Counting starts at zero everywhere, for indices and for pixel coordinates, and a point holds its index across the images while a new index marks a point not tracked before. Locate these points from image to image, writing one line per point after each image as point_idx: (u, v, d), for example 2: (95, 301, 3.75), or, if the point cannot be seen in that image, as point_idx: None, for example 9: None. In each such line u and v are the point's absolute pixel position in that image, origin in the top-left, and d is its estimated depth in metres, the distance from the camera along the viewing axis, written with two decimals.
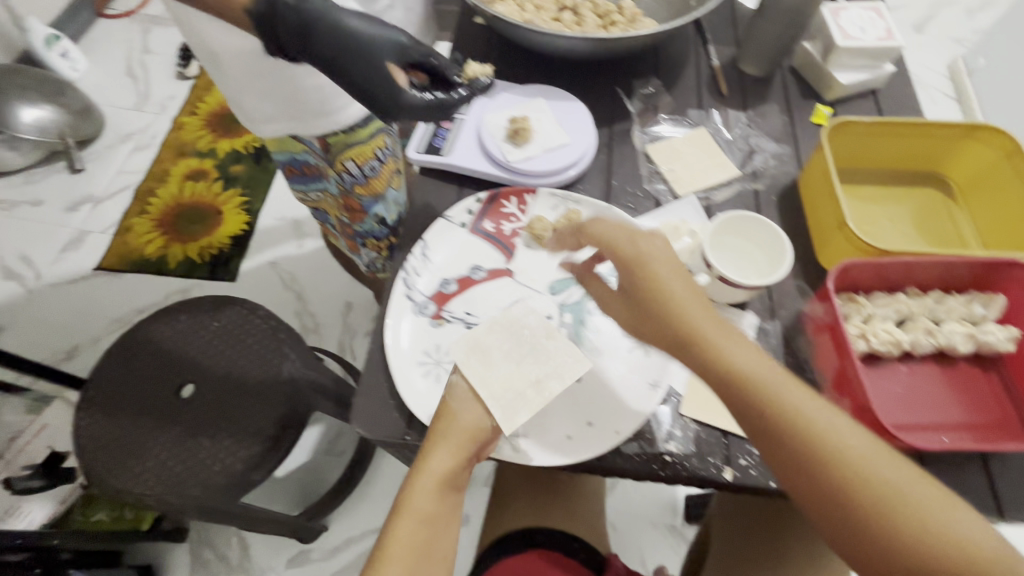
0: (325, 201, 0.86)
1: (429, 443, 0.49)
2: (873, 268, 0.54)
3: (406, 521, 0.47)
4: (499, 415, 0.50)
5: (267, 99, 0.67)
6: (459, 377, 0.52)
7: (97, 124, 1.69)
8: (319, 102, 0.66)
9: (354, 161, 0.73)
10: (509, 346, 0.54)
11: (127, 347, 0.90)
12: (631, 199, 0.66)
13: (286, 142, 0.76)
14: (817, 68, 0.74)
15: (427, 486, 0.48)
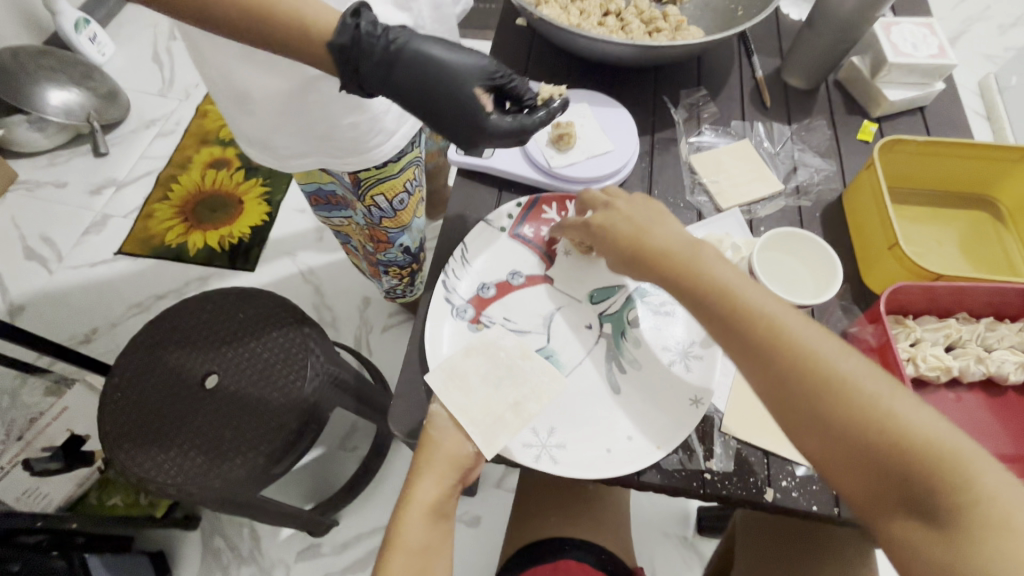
0: (350, 226, 0.92)
1: (415, 472, 0.48)
2: (923, 292, 0.53)
3: (395, 558, 0.45)
4: (479, 440, 0.48)
5: (300, 140, 0.72)
6: (438, 405, 0.50)
7: (123, 109, 1.69)
8: (354, 139, 0.70)
9: (384, 196, 0.81)
10: (490, 366, 0.51)
11: (154, 336, 0.90)
12: (672, 209, 0.65)
13: (314, 175, 0.81)
14: (865, 83, 0.72)
15: (417, 520, 0.46)
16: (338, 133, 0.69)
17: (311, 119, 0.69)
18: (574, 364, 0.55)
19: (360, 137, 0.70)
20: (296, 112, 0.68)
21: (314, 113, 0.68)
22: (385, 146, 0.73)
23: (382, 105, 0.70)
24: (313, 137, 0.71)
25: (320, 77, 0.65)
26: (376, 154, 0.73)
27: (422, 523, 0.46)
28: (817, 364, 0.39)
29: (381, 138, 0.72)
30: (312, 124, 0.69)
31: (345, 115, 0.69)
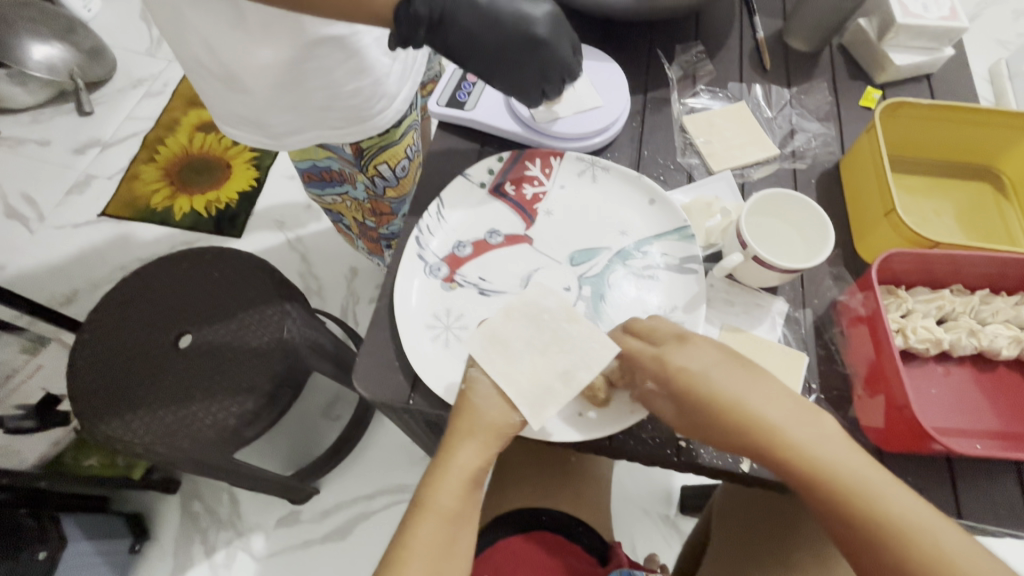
0: (344, 203, 0.85)
1: (456, 436, 0.45)
2: (919, 260, 0.51)
3: (425, 522, 0.42)
4: (526, 411, 0.46)
5: (299, 113, 0.65)
6: (480, 372, 0.47)
7: (109, 67, 1.64)
8: (357, 107, 0.65)
9: (388, 165, 0.75)
10: (535, 336, 0.47)
11: (127, 292, 0.87)
12: (661, 171, 0.63)
13: (308, 151, 0.74)
14: (871, 46, 0.69)
15: (452, 483, 0.44)
16: (342, 102, 0.64)
17: (312, 89, 0.62)
18: None
19: (363, 104, 0.65)
20: (295, 83, 0.62)
21: (315, 81, 0.62)
22: (387, 112, 0.68)
23: (383, 67, 0.64)
24: (314, 108, 0.64)
25: (321, 41, 0.58)
26: (379, 122, 0.68)
27: (457, 487, 0.44)
28: (872, 512, 0.37)
29: (384, 104, 0.67)
30: (312, 95, 0.63)
31: (347, 82, 0.63)
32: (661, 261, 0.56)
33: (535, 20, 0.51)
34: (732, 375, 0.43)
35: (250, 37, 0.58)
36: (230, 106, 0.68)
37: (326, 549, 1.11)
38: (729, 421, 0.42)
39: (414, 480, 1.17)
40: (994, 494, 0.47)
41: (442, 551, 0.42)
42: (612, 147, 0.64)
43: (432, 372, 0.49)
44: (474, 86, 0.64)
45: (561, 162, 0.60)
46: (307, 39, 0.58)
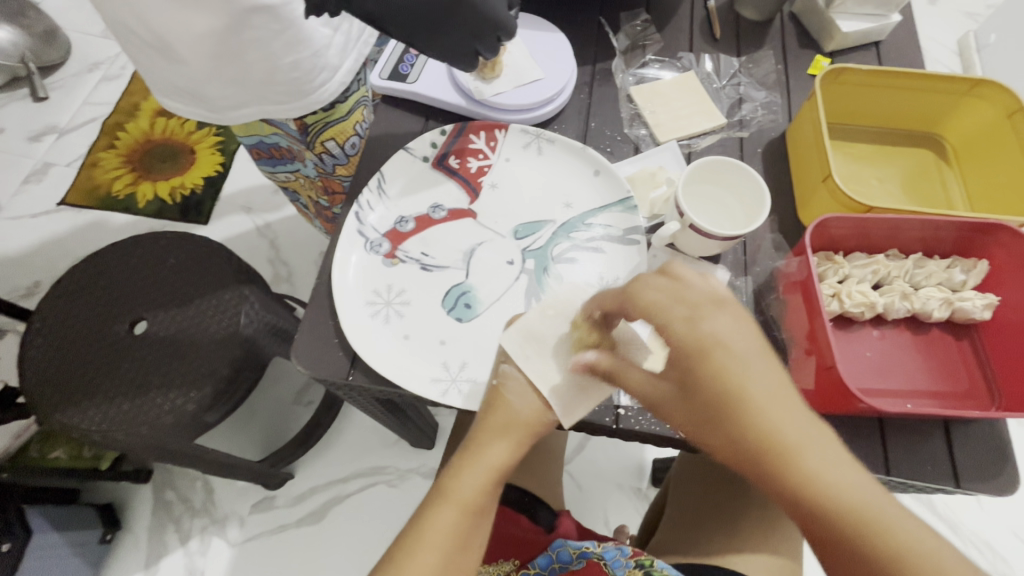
0: (297, 181, 0.84)
1: (489, 432, 0.44)
2: (856, 225, 0.51)
3: (445, 511, 0.40)
4: (559, 409, 0.45)
5: (240, 86, 0.63)
6: (514, 370, 0.47)
7: (62, 50, 1.57)
8: (299, 81, 0.63)
9: (336, 141, 0.74)
10: (571, 336, 0.49)
11: (78, 280, 0.85)
12: (608, 142, 0.62)
13: (254, 128, 0.72)
14: (819, 14, 0.68)
15: (478, 476, 0.42)
16: (282, 75, 0.62)
17: (250, 62, 0.60)
18: (493, 298, 0.52)
19: (304, 78, 0.63)
20: (230, 55, 0.59)
21: (253, 53, 0.59)
22: (330, 84, 0.67)
23: (322, 38, 0.62)
24: (255, 82, 0.62)
25: (253, 11, 0.55)
26: (323, 95, 0.66)
27: (482, 481, 0.42)
28: (867, 534, 0.32)
29: (326, 76, 0.65)
30: (252, 68, 0.61)
31: (285, 54, 0.61)
32: (605, 233, 0.56)
33: None
34: (754, 363, 0.37)
35: (178, 4, 0.54)
36: (172, 83, 0.65)
37: (302, 533, 1.11)
38: (733, 411, 0.36)
39: (389, 462, 1.16)
40: (925, 450, 0.49)
41: (457, 545, 0.40)
42: (559, 119, 0.63)
43: (372, 349, 0.49)
44: (417, 57, 0.63)
45: (506, 135, 0.59)
46: (238, 9, 0.55)
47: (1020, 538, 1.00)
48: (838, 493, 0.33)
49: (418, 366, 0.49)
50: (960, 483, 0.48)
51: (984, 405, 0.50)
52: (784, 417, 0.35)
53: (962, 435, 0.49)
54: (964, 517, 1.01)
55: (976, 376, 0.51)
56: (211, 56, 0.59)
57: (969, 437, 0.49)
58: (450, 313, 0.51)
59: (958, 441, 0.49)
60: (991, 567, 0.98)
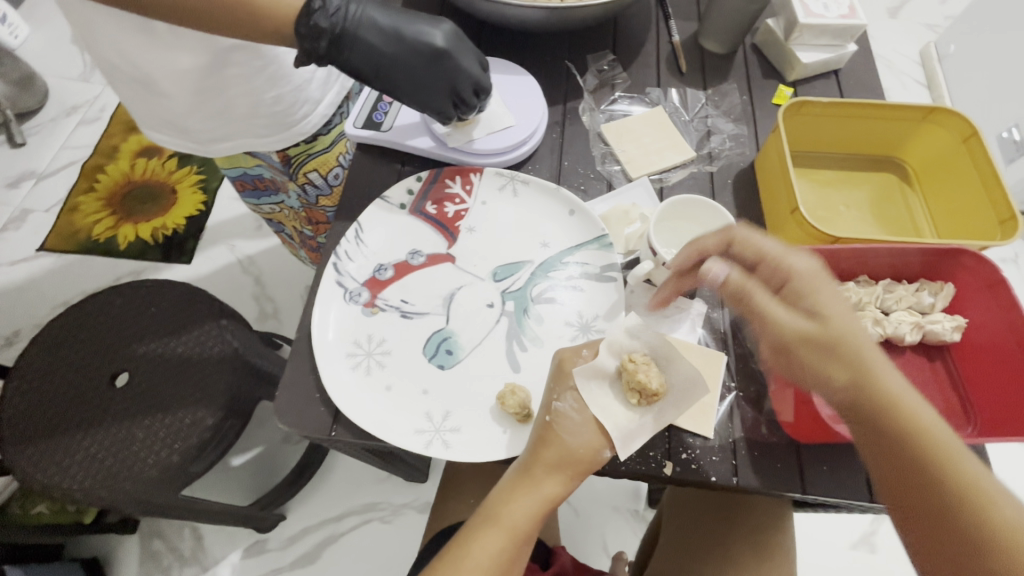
0: (282, 212, 0.84)
1: (543, 470, 0.45)
2: (825, 255, 0.52)
3: (493, 534, 0.44)
4: (618, 447, 0.46)
5: (221, 120, 0.63)
6: (568, 409, 0.47)
7: (40, 95, 1.56)
8: (278, 114, 0.63)
9: (319, 172, 0.73)
10: (620, 380, 0.49)
11: (57, 334, 0.84)
12: (581, 180, 0.63)
13: (237, 160, 0.72)
14: (779, 46, 0.71)
15: (529, 504, 0.45)
16: (264, 108, 0.62)
17: (232, 97, 0.61)
18: (475, 343, 0.53)
19: (286, 111, 0.63)
20: (212, 89, 0.60)
21: (235, 87, 0.60)
22: (313, 116, 0.66)
23: (305, 74, 0.63)
24: (237, 117, 0.63)
25: (236, 48, 0.57)
26: (305, 127, 0.66)
27: (533, 510, 0.45)
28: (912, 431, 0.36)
29: (309, 108, 0.65)
30: (235, 102, 0.62)
31: (268, 89, 0.61)
32: (582, 271, 0.57)
33: (435, 39, 0.56)
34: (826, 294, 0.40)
35: (163, 44, 0.56)
36: (157, 120, 0.66)
37: None
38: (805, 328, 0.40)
39: (383, 498, 1.14)
40: None
41: (503, 566, 0.44)
42: (533, 160, 0.64)
43: (354, 403, 0.49)
44: (391, 105, 0.64)
45: (481, 178, 0.61)
46: (221, 47, 0.56)
47: None
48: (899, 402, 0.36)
49: (399, 418, 0.49)
50: None
51: (962, 426, 0.51)
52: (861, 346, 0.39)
53: None
54: None
55: (950, 397, 0.52)
56: (199, 94, 0.60)
57: None
58: (431, 360, 0.52)
59: None
60: None
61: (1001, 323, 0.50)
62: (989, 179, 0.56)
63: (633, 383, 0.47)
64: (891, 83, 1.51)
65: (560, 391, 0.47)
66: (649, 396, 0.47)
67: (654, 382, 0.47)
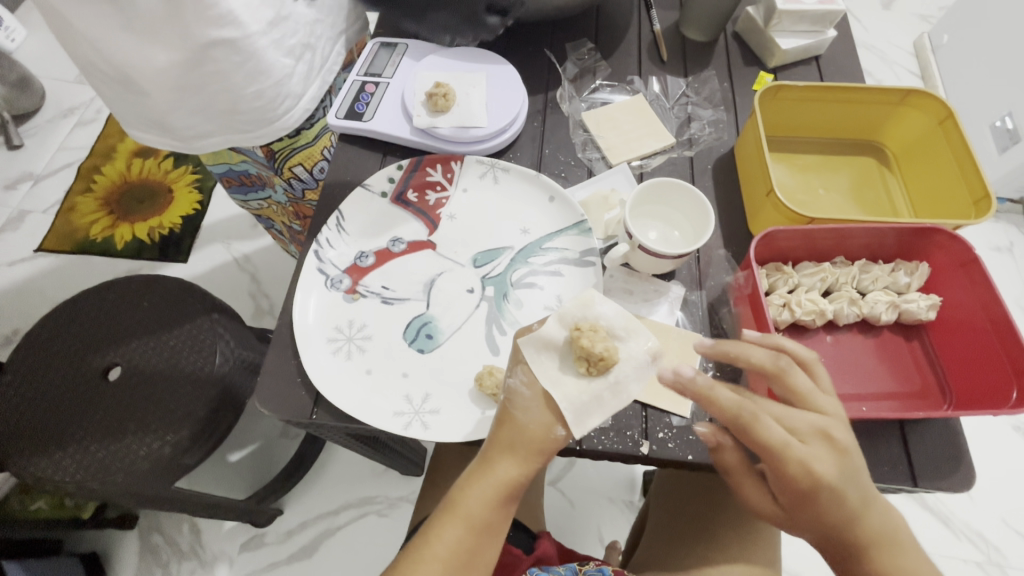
0: (270, 208, 0.85)
1: (497, 451, 0.45)
2: (799, 235, 0.53)
3: (452, 526, 0.44)
4: (571, 424, 0.45)
5: (205, 116, 0.64)
6: (519, 383, 0.47)
7: (37, 97, 1.57)
8: (261, 111, 0.64)
9: (304, 166, 0.76)
10: (569, 348, 0.48)
11: (50, 329, 0.85)
12: (563, 168, 0.64)
13: (221, 156, 0.73)
14: (759, 33, 0.71)
15: (485, 490, 0.44)
16: (244, 106, 0.63)
17: (212, 93, 0.61)
18: (454, 327, 0.53)
19: (267, 106, 0.64)
20: (193, 87, 0.60)
21: (213, 85, 0.61)
22: (295, 111, 0.68)
23: (285, 68, 0.64)
24: (221, 113, 0.63)
25: (214, 44, 0.56)
26: (286, 122, 0.67)
27: (489, 497, 0.44)
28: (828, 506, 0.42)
29: (289, 103, 0.67)
30: (215, 99, 0.62)
31: (247, 85, 0.62)
32: (561, 256, 0.57)
33: None
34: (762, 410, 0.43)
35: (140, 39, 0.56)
36: (139, 117, 0.66)
37: (293, 570, 1.09)
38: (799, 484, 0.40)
39: (379, 491, 1.15)
40: (880, 452, 0.50)
41: (462, 555, 0.43)
42: (514, 148, 0.65)
43: (333, 387, 0.50)
44: (373, 96, 0.65)
45: (461, 166, 0.61)
46: (198, 43, 0.56)
47: (1009, 525, 1.01)
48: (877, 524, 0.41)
49: (379, 401, 0.50)
50: (917, 482, 0.49)
51: (938, 404, 0.51)
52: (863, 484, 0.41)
53: (917, 436, 0.50)
54: (947, 509, 1.02)
55: (927, 375, 0.53)
56: (182, 89, 0.61)
57: (924, 437, 0.50)
58: (411, 345, 0.52)
59: (914, 443, 0.50)
60: (983, 557, 0.99)
61: (975, 301, 0.51)
62: (965, 159, 0.56)
63: (579, 351, 0.46)
64: (885, 74, 1.51)
65: (515, 364, 0.48)
66: (596, 363, 0.46)
67: (600, 348, 0.46)
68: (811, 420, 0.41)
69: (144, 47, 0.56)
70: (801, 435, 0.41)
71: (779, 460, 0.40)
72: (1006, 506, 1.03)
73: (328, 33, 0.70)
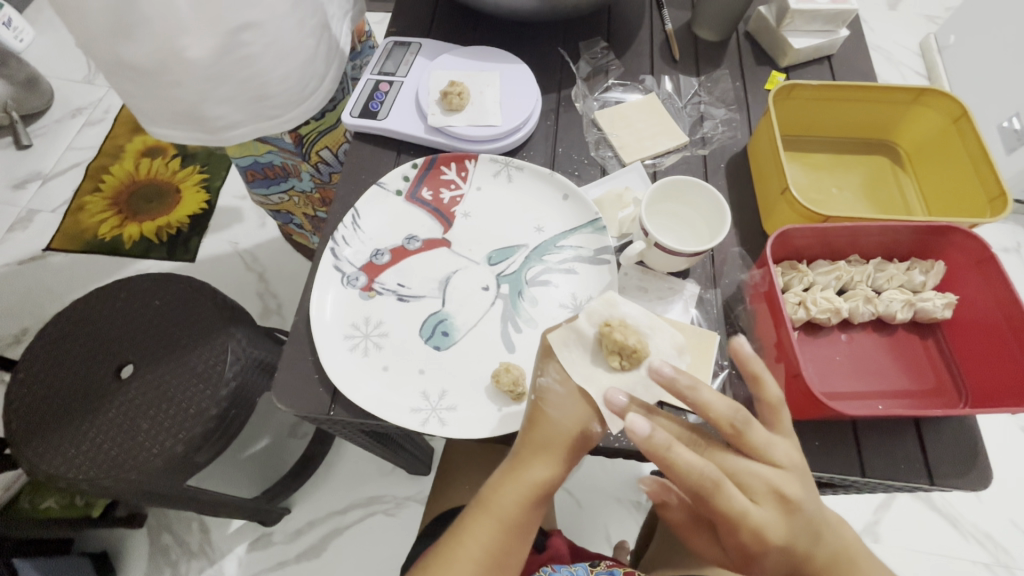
0: (291, 201, 0.87)
1: (530, 451, 0.46)
2: (814, 234, 0.53)
3: (485, 524, 0.45)
4: (606, 420, 0.45)
5: (235, 105, 0.64)
6: (552, 382, 0.47)
7: (45, 97, 1.58)
8: (289, 94, 0.66)
9: (330, 148, 0.80)
10: (599, 342, 0.47)
11: (64, 326, 0.85)
12: (576, 166, 0.64)
13: (249, 148, 0.74)
14: (771, 32, 0.71)
15: (518, 491, 0.46)
16: (275, 90, 0.65)
17: (243, 80, 0.62)
18: (470, 324, 0.54)
19: (297, 88, 0.67)
20: (225, 74, 0.60)
21: (242, 72, 0.61)
22: (318, 92, 0.70)
23: (308, 50, 0.65)
24: (251, 100, 0.64)
25: (245, 27, 0.57)
26: (313, 102, 0.70)
27: (522, 497, 0.45)
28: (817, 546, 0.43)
29: (315, 84, 0.69)
30: (244, 87, 0.63)
31: (276, 68, 0.63)
32: (576, 254, 0.57)
33: None
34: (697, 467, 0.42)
35: None
36: (157, 115, 0.65)
37: (302, 569, 1.09)
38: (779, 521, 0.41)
39: (386, 490, 1.15)
40: (896, 450, 0.50)
41: (494, 553, 0.45)
42: (528, 146, 0.65)
43: (351, 383, 0.50)
44: (387, 94, 0.65)
45: (476, 165, 0.61)
46: (214, 37, 0.56)
47: (1018, 526, 1.01)
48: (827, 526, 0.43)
49: (397, 397, 0.50)
50: (933, 480, 0.49)
51: (952, 402, 0.51)
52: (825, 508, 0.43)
53: (932, 433, 0.50)
54: (956, 511, 1.02)
55: (942, 373, 0.53)
56: (203, 86, 0.61)
57: (940, 434, 0.50)
58: (428, 342, 0.52)
59: (930, 441, 0.50)
60: (991, 559, 0.99)
61: (991, 300, 0.51)
62: (980, 158, 0.56)
63: (611, 345, 0.46)
64: (891, 75, 1.51)
65: (545, 361, 0.48)
66: (630, 356, 0.46)
67: (632, 340, 0.46)
68: (764, 476, 0.42)
69: (169, 45, 0.56)
70: (751, 491, 0.42)
71: (734, 525, 0.41)
72: (1014, 508, 1.02)
73: (338, 28, 0.71)
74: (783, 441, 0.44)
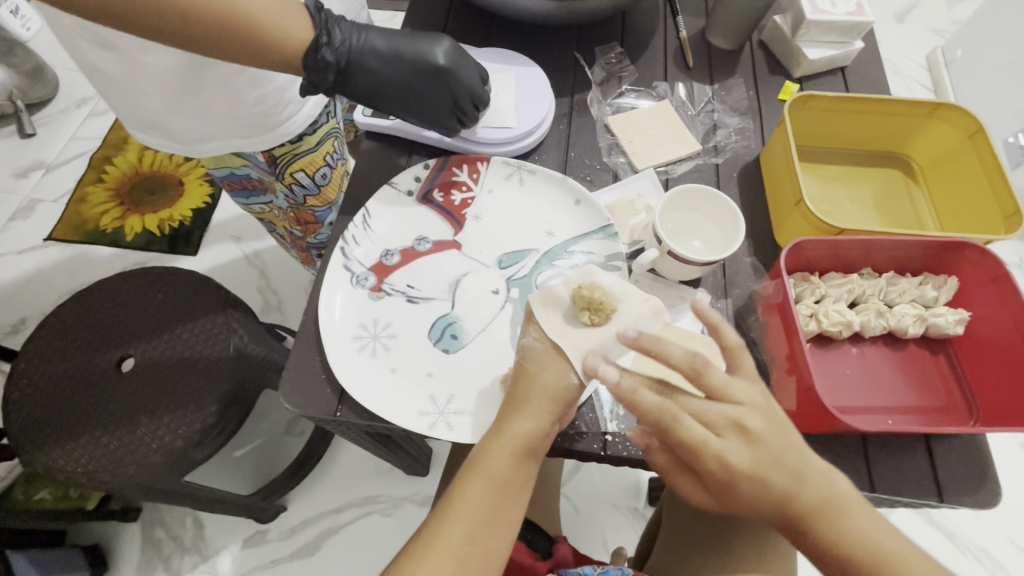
0: (272, 212, 0.83)
1: (512, 406, 0.46)
2: (827, 247, 0.53)
3: (475, 483, 0.44)
4: (581, 369, 0.46)
5: (203, 119, 0.63)
6: (531, 341, 0.48)
7: (50, 87, 1.57)
8: (262, 115, 0.63)
9: (306, 172, 0.73)
10: (572, 304, 0.49)
11: (64, 320, 0.84)
12: (587, 171, 0.64)
13: (224, 159, 0.71)
14: (786, 42, 0.71)
15: (503, 448, 0.44)
16: (245, 108, 0.62)
17: (210, 97, 0.61)
18: (480, 328, 0.53)
19: (269, 111, 0.63)
20: (193, 89, 0.60)
21: (214, 87, 0.60)
22: (297, 117, 0.66)
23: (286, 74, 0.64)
24: (220, 116, 0.63)
25: None
26: (289, 128, 0.66)
27: (509, 453, 0.44)
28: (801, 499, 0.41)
29: (293, 109, 0.65)
30: (214, 101, 0.62)
31: (249, 90, 0.62)
32: (586, 260, 0.57)
33: (433, 57, 0.57)
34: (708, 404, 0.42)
35: None
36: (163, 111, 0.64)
37: (296, 568, 1.08)
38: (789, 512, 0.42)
39: (383, 491, 1.14)
40: (907, 466, 0.50)
41: (486, 514, 0.43)
42: (539, 150, 0.65)
43: (358, 384, 0.49)
44: None
45: (488, 167, 0.61)
46: None
47: (1015, 544, 1.01)
48: (824, 496, 0.42)
49: (404, 399, 0.49)
50: (943, 497, 0.49)
51: (964, 419, 0.51)
52: (872, 527, 0.42)
53: (944, 451, 0.50)
54: (954, 526, 1.02)
55: (952, 390, 0.52)
56: (217, 83, 0.60)
57: (951, 452, 0.50)
58: (436, 344, 0.52)
59: (941, 458, 0.50)
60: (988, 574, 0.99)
61: (1004, 317, 0.50)
62: (994, 174, 0.56)
63: (581, 301, 0.48)
64: (898, 87, 1.51)
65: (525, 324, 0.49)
66: (598, 311, 0.48)
67: (598, 295, 0.48)
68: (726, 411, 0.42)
69: (133, 61, 0.58)
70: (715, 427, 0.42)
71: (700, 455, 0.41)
72: (1013, 525, 1.02)
73: None
74: (744, 381, 0.43)
